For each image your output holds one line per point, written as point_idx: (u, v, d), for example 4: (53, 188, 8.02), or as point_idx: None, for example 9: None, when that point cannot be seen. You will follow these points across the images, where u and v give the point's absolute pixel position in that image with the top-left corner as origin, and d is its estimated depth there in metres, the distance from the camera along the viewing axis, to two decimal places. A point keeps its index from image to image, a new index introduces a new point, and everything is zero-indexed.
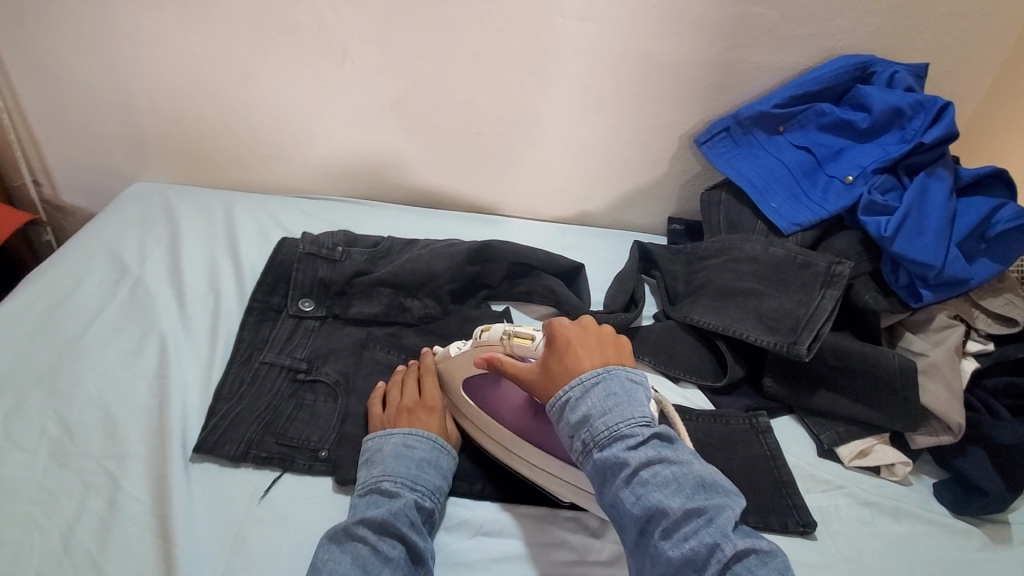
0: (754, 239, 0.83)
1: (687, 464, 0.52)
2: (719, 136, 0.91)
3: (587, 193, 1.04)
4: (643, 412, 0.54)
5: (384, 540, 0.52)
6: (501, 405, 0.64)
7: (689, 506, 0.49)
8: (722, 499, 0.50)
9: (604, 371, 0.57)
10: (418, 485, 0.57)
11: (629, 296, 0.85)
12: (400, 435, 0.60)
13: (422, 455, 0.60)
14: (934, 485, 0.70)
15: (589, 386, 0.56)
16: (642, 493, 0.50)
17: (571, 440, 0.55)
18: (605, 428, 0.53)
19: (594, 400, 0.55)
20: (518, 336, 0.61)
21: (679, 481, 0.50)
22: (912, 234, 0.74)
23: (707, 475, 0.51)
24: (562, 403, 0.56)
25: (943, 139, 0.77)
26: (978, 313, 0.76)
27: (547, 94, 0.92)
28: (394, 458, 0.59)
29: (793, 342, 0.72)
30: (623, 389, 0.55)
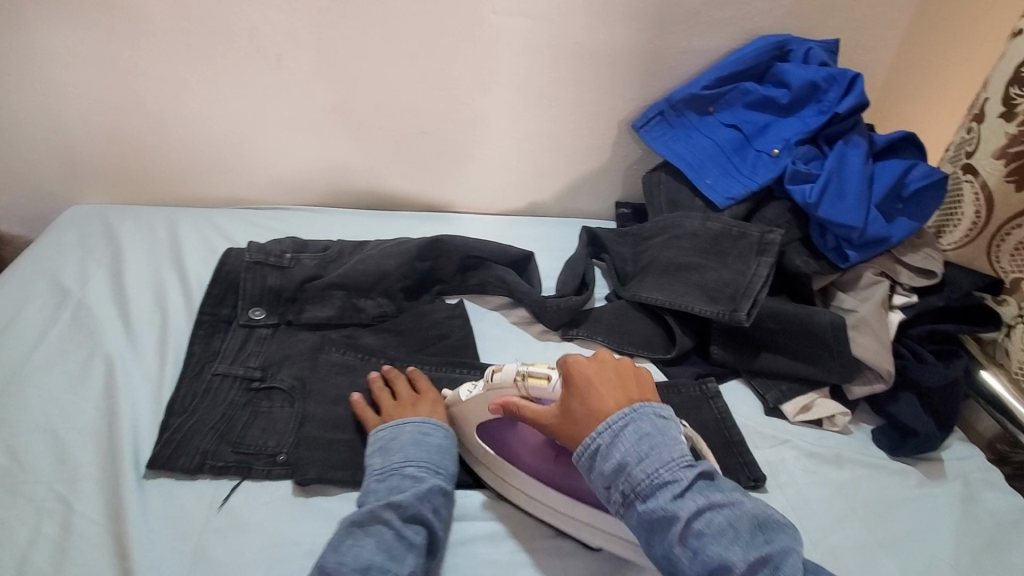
0: (692, 215, 0.86)
1: (737, 504, 0.51)
2: (654, 120, 0.95)
3: (535, 184, 1.06)
4: (679, 452, 0.53)
5: (409, 524, 0.54)
6: (517, 447, 0.64)
7: (752, 556, 0.48)
8: (780, 537, 0.49)
9: (631, 411, 0.56)
10: (438, 469, 0.60)
11: (579, 279, 0.87)
12: (418, 422, 0.63)
13: (440, 442, 0.62)
14: (872, 431, 0.75)
15: (619, 430, 0.55)
16: (700, 546, 0.49)
17: (609, 491, 0.54)
18: (645, 477, 0.52)
19: (627, 446, 0.54)
20: (532, 375, 0.62)
21: (736, 527, 0.49)
22: (834, 198, 0.79)
23: (760, 513, 0.51)
24: (593, 451, 0.55)
25: (856, 108, 0.83)
26: (900, 268, 0.81)
27: (488, 89, 0.94)
28: (413, 446, 0.60)
29: (734, 310, 0.76)
30: (655, 429, 0.55)
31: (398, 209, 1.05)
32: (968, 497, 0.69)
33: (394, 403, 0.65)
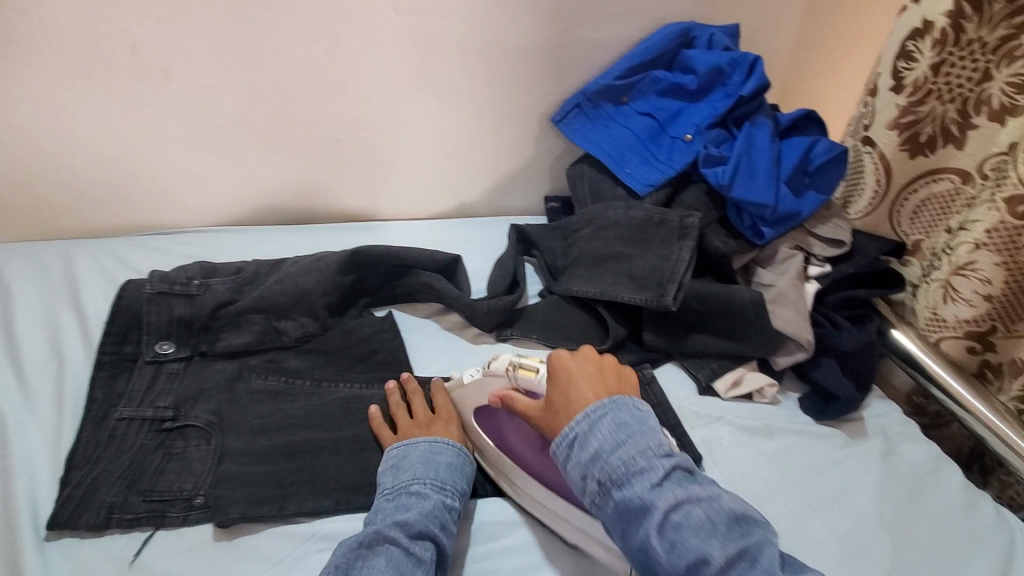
0: (614, 205, 0.87)
1: (716, 497, 0.50)
2: (572, 113, 0.95)
3: (461, 185, 1.04)
4: (657, 443, 0.53)
5: (416, 542, 0.53)
6: (512, 434, 0.66)
7: (732, 548, 0.47)
8: (761, 532, 0.48)
9: (610, 401, 0.57)
10: (447, 487, 0.59)
11: (510, 278, 0.86)
12: (429, 442, 0.62)
13: (451, 460, 0.61)
14: (799, 399, 0.78)
15: (596, 419, 0.55)
16: (676, 537, 0.48)
17: (584, 480, 0.54)
18: (621, 465, 0.52)
19: (603, 434, 0.54)
20: (523, 367, 0.65)
21: (714, 520, 0.48)
22: (746, 178, 0.82)
23: (738, 506, 0.49)
24: (570, 439, 0.55)
25: (758, 89, 0.86)
26: (812, 240, 0.85)
27: (401, 92, 0.91)
28: (423, 463, 0.60)
29: (661, 296, 0.77)
30: (633, 419, 0.55)
31: (320, 223, 1.01)
32: (889, 452, 0.72)
33: (411, 420, 0.65)
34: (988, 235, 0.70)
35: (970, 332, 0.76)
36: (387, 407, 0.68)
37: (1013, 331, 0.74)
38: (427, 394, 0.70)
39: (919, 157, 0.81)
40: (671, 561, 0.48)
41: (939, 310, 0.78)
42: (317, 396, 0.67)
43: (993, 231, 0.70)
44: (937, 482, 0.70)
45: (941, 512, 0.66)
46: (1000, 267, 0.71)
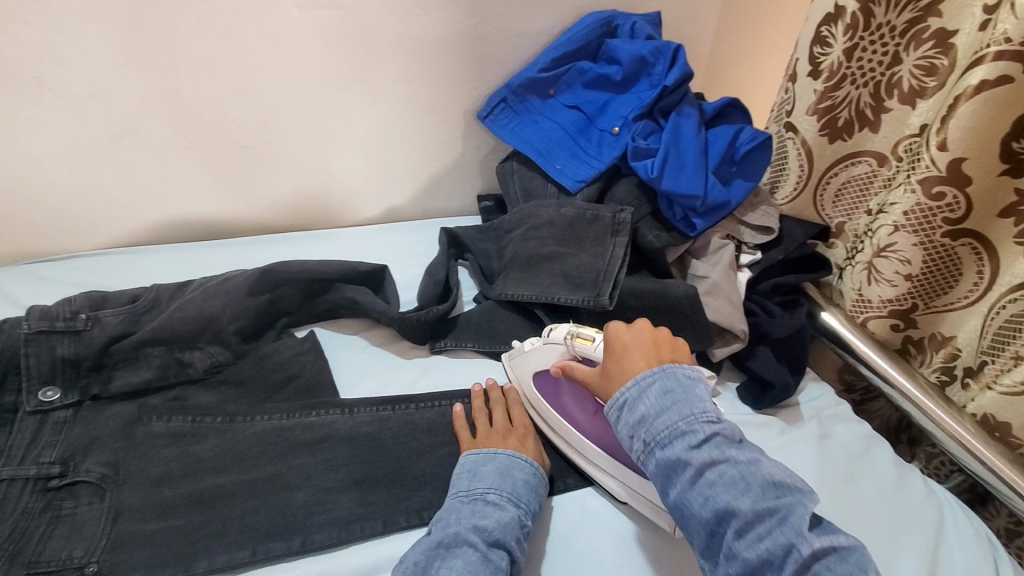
0: (546, 203, 0.84)
1: (755, 462, 0.50)
2: (498, 108, 0.91)
3: (387, 188, 0.99)
4: (704, 408, 0.52)
5: (492, 549, 0.52)
6: (568, 395, 0.68)
7: (763, 507, 0.47)
8: (796, 496, 0.47)
9: (660, 370, 0.55)
10: (521, 502, 0.57)
11: (441, 286, 0.81)
12: (509, 454, 0.61)
13: (528, 477, 0.60)
14: (738, 388, 0.79)
15: (645, 386, 0.54)
16: (711, 493, 0.48)
17: (630, 439, 0.54)
18: (665, 427, 0.52)
19: (650, 400, 0.54)
20: (580, 337, 0.65)
21: (749, 480, 0.48)
22: (674, 170, 0.80)
23: (776, 472, 0.49)
24: (618, 403, 0.56)
25: (682, 79, 0.84)
26: (743, 229, 0.85)
27: (312, 93, 0.85)
28: (500, 475, 0.59)
29: (597, 296, 0.75)
30: (679, 385, 0.54)
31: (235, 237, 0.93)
32: (824, 435, 0.73)
33: (489, 427, 0.65)
34: (905, 217, 0.71)
35: (894, 311, 0.78)
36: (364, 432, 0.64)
37: (933, 307, 0.76)
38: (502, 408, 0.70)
39: (838, 141, 0.82)
40: (702, 514, 0.49)
41: (864, 291, 0.79)
42: (231, 433, 0.61)
43: (910, 213, 0.70)
44: (869, 459, 0.71)
45: (876, 489, 0.68)
46: (918, 248, 0.71)
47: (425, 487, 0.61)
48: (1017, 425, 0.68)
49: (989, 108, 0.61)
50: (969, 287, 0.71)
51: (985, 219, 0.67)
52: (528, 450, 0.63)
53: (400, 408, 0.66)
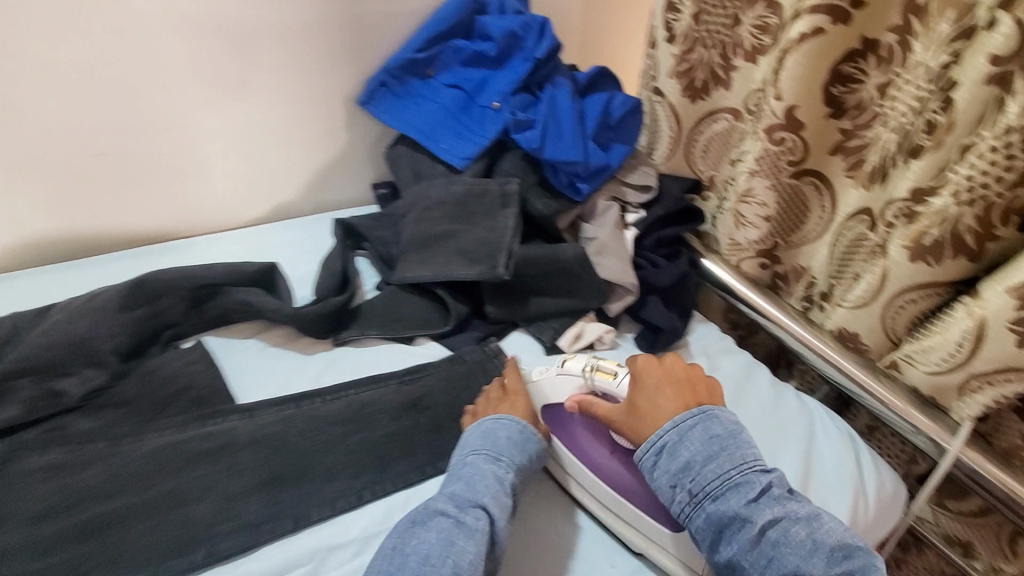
0: (436, 182, 0.85)
1: (813, 516, 0.54)
2: (378, 93, 0.90)
3: (273, 184, 0.95)
4: (752, 458, 0.57)
5: (467, 511, 0.55)
6: (584, 434, 0.68)
7: (833, 570, 0.51)
8: (860, 556, 0.52)
9: (700, 412, 0.60)
10: (501, 460, 0.60)
11: (337, 277, 0.80)
12: (493, 418, 0.64)
13: (511, 435, 0.63)
14: (635, 338, 0.84)
15: (686, 430, 0.59)
16: (775, 552, 0.52)
17: (673, 489, 0.58)
18: (716, 478, 0.56)
19: (696, 448, 0.58)
20: (601, 371, 0.69)
21: (814, 539, 0.52)
22: (554, 139, 0.84)
23: (836, 530, 0.54)
24: (660, 447, 0.59)
25: (552, 51, 0.87)
26: (626, 189, 0.90)
27: (187, 92, 0.81)
28: (481, 439, 0.62)
29: (493, 267, 0.77)
30: (725, 433, 0.59)
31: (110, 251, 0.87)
32: (711, 368, 0.81)
33: (487, 400, 0.68)
34: (758, 163, 0.78)
35: (761, 250, 0.85)
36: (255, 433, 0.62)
37: (791, 243, 0.84)
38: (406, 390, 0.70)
39: (698, 101, 0.89)
40: (767, 574, 0.52)
41: (735, 236, 0.86)
42: (120, 456, 0.58)
43: (761, 159, 0.78)
44: (750, 382, 0.79)
45: (755, 408, 0.75)
46: (772, 190, 0.79)
47: (335, 478, 0.60)
48: (863, 334, 0.74)
49: (810, 59, 0.68)
50: (816, 220, 0.80)
51: (821, 158, 0.75)
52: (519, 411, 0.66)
53: (307, 401, 0.66)
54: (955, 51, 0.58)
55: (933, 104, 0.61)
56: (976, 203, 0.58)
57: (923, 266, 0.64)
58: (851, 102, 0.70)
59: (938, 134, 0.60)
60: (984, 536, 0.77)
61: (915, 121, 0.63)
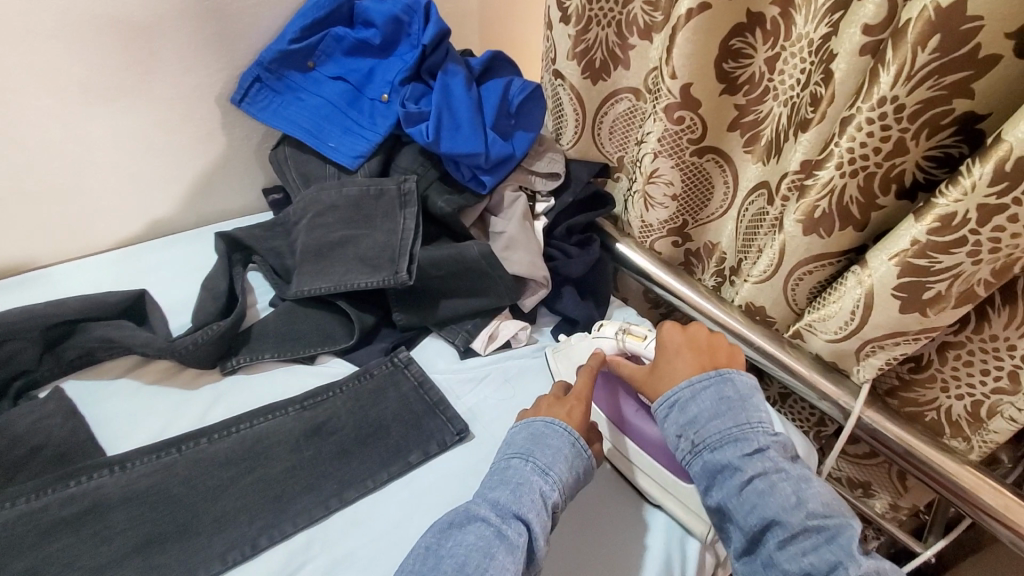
0: (328, 185, 0.78)
1: (805, 478, 0.54)
2: (254, 89, 0.81)
3: (144, 197, 0.85)
4: (757, 418, 0.57)
5: (511, 524, 0.51)
6: (618, 394, 0.69)
7: (812, 526, 0.51)
8: (840, 516, 0.52)
9: (717, 374, 0.60)
10: (549, 473, 0.56)
11: (222, 298, 0.72)
12: (545, 421, 0.60)
13: (563, 444, 0.58)
14: (554, 331, 0.82)
15: (699, 387, 0.59)
16: (760, 502, 0.53)
17: (677, 437, 0.59)
18: (717, 432, 0.56)
19: (704, 403, 0.58)
20: (631, 334, 0.69)
21: (800, 496, 0.52)
22: (451, 131, 0.79)
23: (825, 493, 0.53)
24: (671, 400, 0.60)
25: (440, 36, 0.81)
26: (534, 178, 0.87)
27: (38, 100, 0.72)
28: (529, 442, 0.58)
29: (394, 273, 0.72)
30: (735, 393, 0.58)
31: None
32: None
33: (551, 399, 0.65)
34: (660, 144, 0.76)
35: (672, 229, 0.85)
36: (126, 489, 0.56)
37: (700, 220, 0.84)
38: (305, 415, 0.64)
39: (600, 81, 0.86)
40: (749, 520, 0.53)
41: (645, 217, 0.85)
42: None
43: (663, 139, 0.75)
44: None
45: None
46: (676, 169, 0.78)
47: (227, 527, 0.55)
48: (769, 307, 0.76)
49: (699, 35, 0.66)
50: (721, 195, 0.80)
51: (719, 135, 0.75)
52: (574, 420, 0.61)
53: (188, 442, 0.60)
54: (833, 22, 0.58)
55: (816, 76, 0.62)
56: (858, 173, 0.59)
57: (815, 238, 0.65)
58: (742, 78, 0.70)
59: (821, 107, 0.61)
60: (879, 477, 0.80)
61: (802, 94, 0.64)
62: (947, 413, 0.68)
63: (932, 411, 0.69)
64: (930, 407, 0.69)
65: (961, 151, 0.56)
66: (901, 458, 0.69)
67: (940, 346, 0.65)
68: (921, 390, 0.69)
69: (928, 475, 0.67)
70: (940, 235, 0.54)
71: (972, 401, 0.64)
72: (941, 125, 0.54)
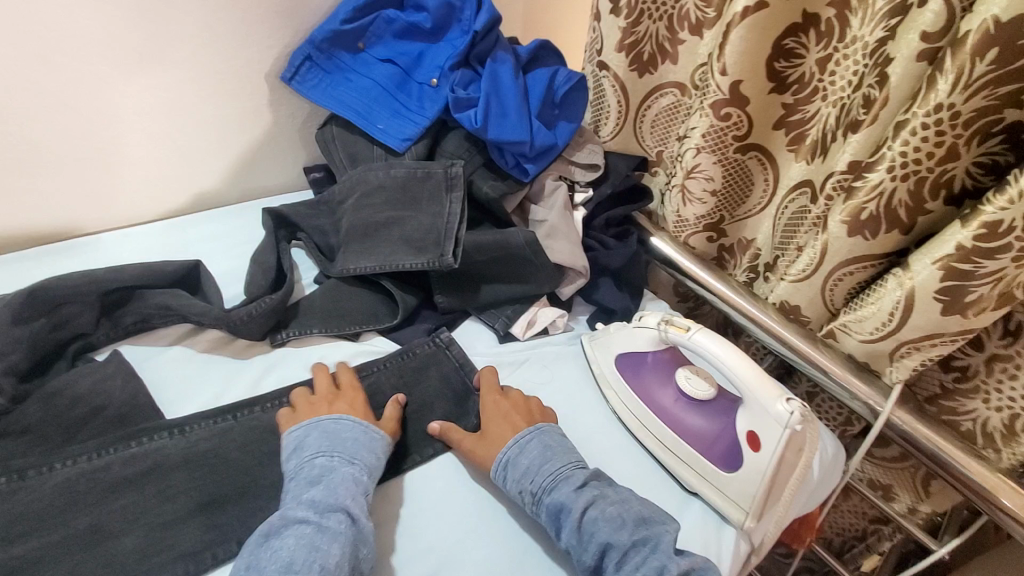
0: (375, 166, 0.79)
1: (625, 500, 0.58)
2: (304, 67, 0.82)
3: (190, 170, 0.87)
4: (575, 457, 0.61)
5: (327, 515, 0.51)
6: (651, 381, 0.70)
7: (637, 538, 0.54)
8: (658, 525, 0.56)
9: (535, 429, 0.63)
10: (355, 461, 0.57)
11: (271, 273, 0.74)
12: (334, 418, 0.60)
13: (357, 435, 0.59)
14: (588, 321, 0.84)
15: (524, 444, 0.61)
16: (594, 529, 0.54)
17: (518, 494, 0.58)
18: (548, 475, 0.58)
19: (532, 454, 0.60)
20: (674, 325, 0.67)
21: (622, 515, 0.55)
22: (498, 118, 0.80)
23: (642, 510, 0.57)
24: (503, 463, 0.60)
25: (491, 23, 0.82)
26: (573, 168, 0.88)
27: (96, 70, 0.73)
28: (322, 439, 0.58)
29: (441, 255, 0.73)
30: (554, 441, 0.62)
31: (10, 252, 0.78)
32: None
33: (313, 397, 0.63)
34: (704, 139, 0.76)
35: (707, 224, 0.86)
36: (186, 452, 0.57)
37: (737, 216, 0.85)
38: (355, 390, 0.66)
39: (646, 74, 0.86)
40: (589, 553, 0.53)
41: (681, 211, 0.86)
42: (44, 487, 0.53)
43: (707, 134, 0.76)
44: None
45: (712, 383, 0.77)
46: (718, 164, 0.78)
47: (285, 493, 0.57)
48: (804, 307, 0.77)
49: (756, 32, 0.66)
50: (760, 192, 0.81)
51: (766, 133, 0.76)
52: (358, 410, 0.62)
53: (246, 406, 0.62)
54: (890, 27, 0.59)
55: (869, 78, 0.62)
56: (909, 177, 0.59)
57: (859, 240, 0.66)
58: (793, 77, 0.71)
59: (874, 109, 0.61)
60: (902, 479, 0.84)
61: (853, 96, 0.65)
62: (983, 426, 0.69)
63: (968, 422, 0.71)
64: (966, 418, 0.71)
65: (1008, 158, 0.56)
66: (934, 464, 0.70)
67: (988, 359, 0.67)
68: (962, 400, 0.70)
69: (950, 474, 0.68)
70: (982, 241, 0.55)
71: (1011, 415, 0.66)
72: (991, 132, 0.55)
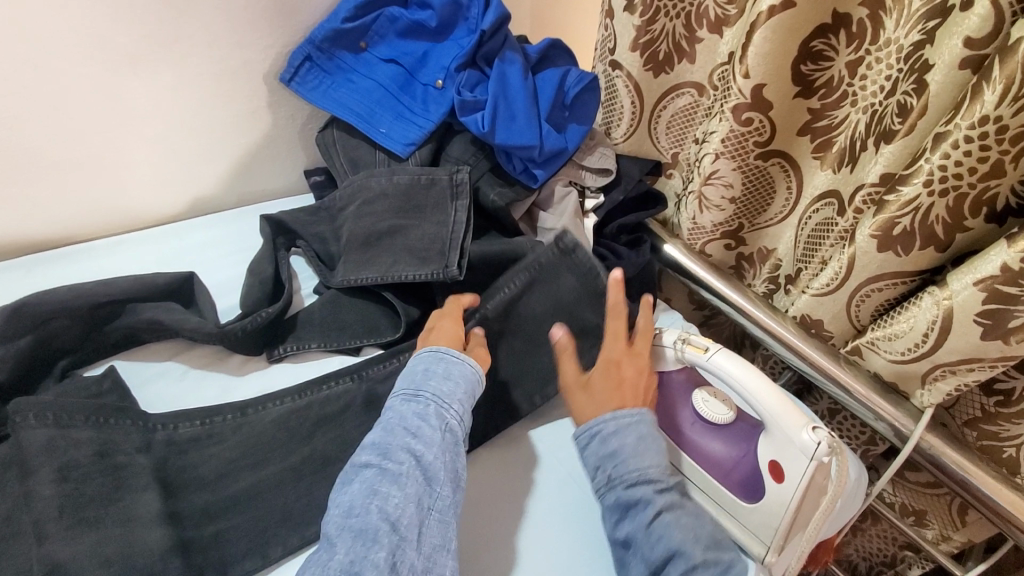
0: (376, 172, 0.76)
1: (699, 516, 0.55)
2: (304, 68, 0.78)
3: (188, 176, 0.84)
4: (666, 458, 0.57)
5: (393, 459, 0.51)
6: (666, 400, 0.67)
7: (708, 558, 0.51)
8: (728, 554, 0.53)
9: (637, 414, 0.58)
10: (439, 397, 0.55)
11: (268, 284, 0.70)
12: (427, 352, 0.59)
13: (446, 371, 0.57)
14: None
15: (625, 424, 0.57)
16: (666, 535, 0.52)
17: (595, 469, 0.57)
18: (635, 468, 0.55)
19: (628, 438, 0.56)
20: (691, 344, 0.63)
21: (696, 532, 0.53)
22: (506, 122, 0.76)
23: (714, 533, 0.54)
24: (593, 433, 0.58)
25: (498, 22, 0.79)
26: (584, 173, 0.84)
27: (87, 75, 0.70)
28: (411, 379, 0.57)
29: (445, 266, 0.69)
30: (652, 433, 0.58)
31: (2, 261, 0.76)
32: None
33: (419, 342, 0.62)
34: (724, 145, 0.72)
35: (724, 233, 0.82)
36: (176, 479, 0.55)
37: (756, 225, 0.81)
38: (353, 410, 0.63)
39: (662, 74, 0.82)
40: (652, 554, 0.51)
41: (697, 219, 0.81)
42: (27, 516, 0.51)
43: (728, 139, 0.72)
44: None
45: None
46: (737, 172, 0.74)
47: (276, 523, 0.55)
48: (827, 321, 0.73)
49: (781, 33, 0.62)
50: (782, 201, 0.77)
51: (789, 139, 0.72)
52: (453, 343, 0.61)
53: (236, 414, 0.61)
54: (927, 30, 0.55)
55: (904, 85, 0.58)
56: (947, 193, 0.55)
57: (890, 255, 0.62)
58: (820, 81, 0.67)
59: (910, 118, 0.57)
60: (937, 509, 0.78)
61: (886, 102, 0.61)
62: None
63: (1012, 447, 0.67)
64: (1010, 444, 0.67)
65: None
66: (961, 489, 0.66)
67: None
68: (1005, 424, 0.66)
69: (980, 500, 0.64)
70: None
71: None
72: None
